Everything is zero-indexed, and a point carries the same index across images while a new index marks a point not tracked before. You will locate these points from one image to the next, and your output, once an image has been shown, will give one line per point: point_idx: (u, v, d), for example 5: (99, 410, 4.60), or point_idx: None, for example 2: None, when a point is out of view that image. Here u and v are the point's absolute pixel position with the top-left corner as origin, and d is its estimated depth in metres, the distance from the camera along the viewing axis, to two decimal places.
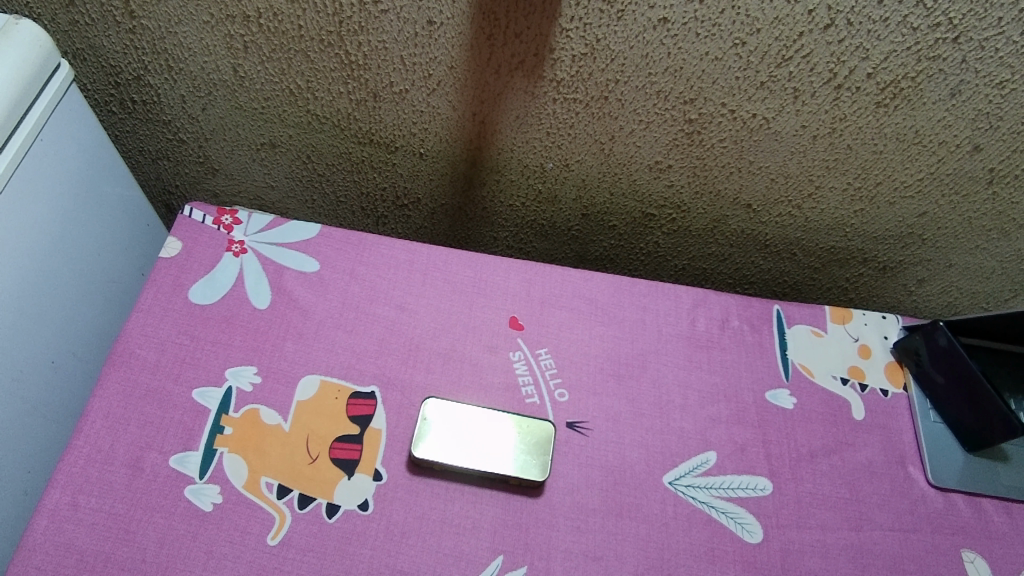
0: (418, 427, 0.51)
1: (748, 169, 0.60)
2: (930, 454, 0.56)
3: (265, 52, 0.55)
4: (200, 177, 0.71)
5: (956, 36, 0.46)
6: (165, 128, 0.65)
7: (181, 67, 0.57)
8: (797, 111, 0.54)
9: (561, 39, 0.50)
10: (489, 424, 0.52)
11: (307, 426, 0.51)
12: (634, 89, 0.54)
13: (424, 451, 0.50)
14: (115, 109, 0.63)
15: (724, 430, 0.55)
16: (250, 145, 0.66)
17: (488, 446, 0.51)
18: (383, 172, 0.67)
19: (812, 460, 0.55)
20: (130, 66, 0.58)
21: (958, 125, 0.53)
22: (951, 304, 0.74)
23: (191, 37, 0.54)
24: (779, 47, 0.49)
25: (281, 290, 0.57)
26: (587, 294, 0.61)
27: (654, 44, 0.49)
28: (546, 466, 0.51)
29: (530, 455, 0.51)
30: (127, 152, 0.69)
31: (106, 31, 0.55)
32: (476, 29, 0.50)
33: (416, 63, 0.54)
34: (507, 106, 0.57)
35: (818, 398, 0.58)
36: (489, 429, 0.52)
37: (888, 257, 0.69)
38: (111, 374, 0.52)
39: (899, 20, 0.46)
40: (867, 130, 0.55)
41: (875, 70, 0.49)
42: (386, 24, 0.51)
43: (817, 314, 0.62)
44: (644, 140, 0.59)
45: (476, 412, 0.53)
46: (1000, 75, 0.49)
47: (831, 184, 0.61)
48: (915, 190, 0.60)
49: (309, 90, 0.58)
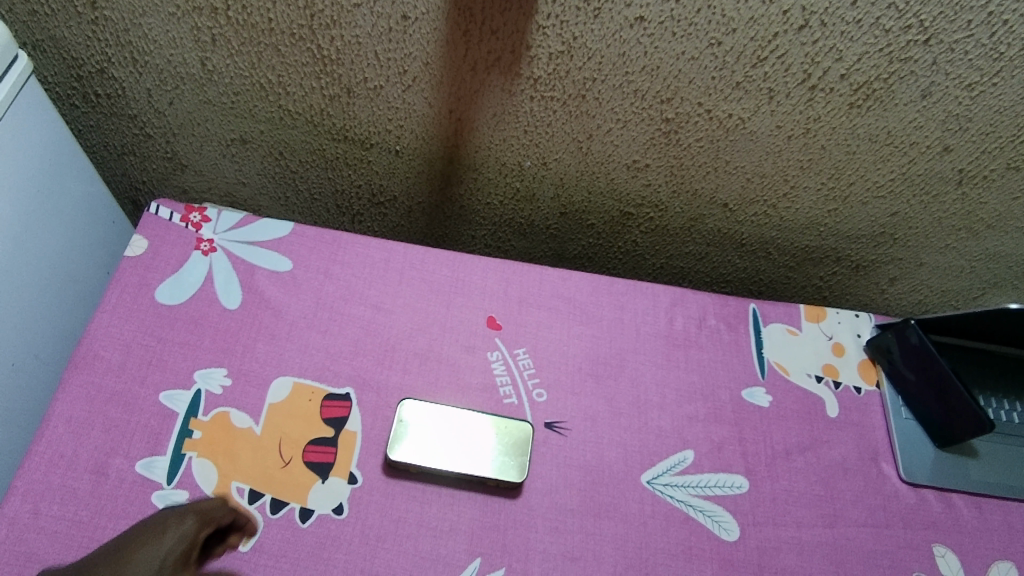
0: (395, 429, 0.50)
1: (724, 169, 0.61)
2: (902, 451, 0.57)
3: (234, 45, 0.53)
4: (168, 174, 0.69)
5: (926, 39, 0.47)
6: (131, 122, 0.63)
7: (146, 61, 0.56)
8: (772, 112, 0.54)
9: (538, 36, 0.49)
10: (467, 424, 0.52)
11: (279, 429, 0.50)
12: (611, 88, 0.53)
13: (400, 453, 0.49)
14: (78, 103, 0.61)
15: (702, 428, 0.56)
16: (220, 141, 0.64)
17: (466, 447, 0.50)
18: (358, 169, 0.66)
19: (788, 457, 0.55)
20: (93, 59, 0.56)
21: (928, 126, 0.54)
22: (921, 302, 0.76)
23: (158, 29, 0.52)
24: (754, 47, 0.49)
25: (252, 290, 0.56)
26: (565, 293, 0.60)
27: (631, 42, 0.49)
28: (523, 467, 0.50)
29: (509, 456, 0.51)
30: (92, 147, 0.66)
31: (67, 21, 0.53)
32: (451, 24, 0.49)
33: (391, 59, 0.53)
34: (484, 103, 0.56)
35: (793, 395, 0.58)
36: (467, 430, 0.51)
37: (861, 256, 0.70)
38: (73, 377, 0.50)
39: (872, 22, 0.46)
40: (841, 130, 0.55)
41: (848, 71, 0.50)
42: (359, 19, 0.50)
43: (792, 312, 0.63)
44: (621, 139, 0.59)
45: (454, 413, 0.52)
46: (969, 77, 0.50)
47: (806, 184, 0.62)
48: (887, 190, 0.61)
49: (280, 85, 0.57)
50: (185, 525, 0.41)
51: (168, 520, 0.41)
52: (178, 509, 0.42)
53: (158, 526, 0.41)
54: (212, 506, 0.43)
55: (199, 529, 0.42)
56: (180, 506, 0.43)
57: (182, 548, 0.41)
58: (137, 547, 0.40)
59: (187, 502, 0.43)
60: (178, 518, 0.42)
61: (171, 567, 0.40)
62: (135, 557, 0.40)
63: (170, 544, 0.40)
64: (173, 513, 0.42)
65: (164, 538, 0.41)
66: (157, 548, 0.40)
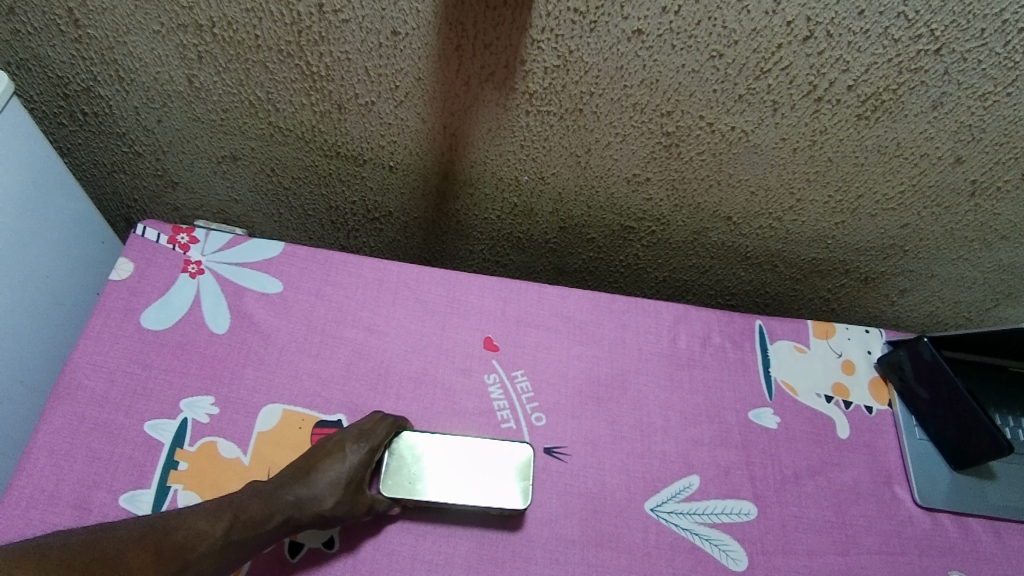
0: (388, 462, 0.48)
1: (727, 182, 0.59)
2: (916, 474, 0.55)
3: (221, 62, 0.52)
4: (159, 192, 0.68)
5: (938, 48, 0.45)
6: (120, 141, 0.61)
7: (132, 79, 0.54)
8: (776, 124, 0.52)
9: (533, 50, 0.47)
10: (468, 450, 0.49)
11: (269, 458, 0.49)
12: (609, 102, 0.51)
13: (393, 487, 0.47)
14: (65, 122, 0.60)
15: (707, 452, 0.54)
16: (210, 158, 0.62)
17: (465, 476, 0.48)
18: (351, 185, 0.64)
19: (798, 482, 0.53)
20: (78, 77, 0.55)
21: (940, 137, 0.52)
22: (933, 314, 0.74)
23: (142, 47, 0.51)
24: (757, 59, 0.47)
25: (241, 314, 0.54)
26: (564, 312, 0.59)
27: (629, 56, 0.47)
28: (526, 492, 0.48)
29: (510, 483, 0.48)
30: (80, 165, 0.65)
31: (50, 40, 0.51)
32: (443, 40, 0.48)
33: (381, 74, 0.51)
34: (478, 118, 0.54)
35: (802, 417, 0.56)
36: (465, 457, 0.49)
37: (869, 269, 0.68)
38: (56, 407, 0.49)
39: (880, 32, 0.44)
40: (848, 142, 0.53)
41: (855, 82, 0.48)
42: (348, 34, 0.48)
43: (800, 329, 0.61)
44: (621, 153, 0.57)
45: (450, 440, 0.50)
46: (982, 87, 0.47)
47: (812, 197, 0.60)
48: (897, 202, 0.59)
49: (269, 102, 0.55)
50: (361, 452, 0.47)
51: (346, 442, 0.47)
52: (352, 432, 0.48)
53: (339, 451, 0.46)
54: (379, 429, 0.48)
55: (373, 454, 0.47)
56: (353, 430, 0.48)
57: (362, 471, 0.46)
58: (324, 465, 0.46)
59: (357, 425, 0.48)
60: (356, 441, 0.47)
61: (355, 484, 0.45)
62: (325, 474, 0.45)
63: (352, 462, 0.46)
64: (351, 440, 0.47)
65: (346, 460, 0.46)
66: (342, 467, 0.46)
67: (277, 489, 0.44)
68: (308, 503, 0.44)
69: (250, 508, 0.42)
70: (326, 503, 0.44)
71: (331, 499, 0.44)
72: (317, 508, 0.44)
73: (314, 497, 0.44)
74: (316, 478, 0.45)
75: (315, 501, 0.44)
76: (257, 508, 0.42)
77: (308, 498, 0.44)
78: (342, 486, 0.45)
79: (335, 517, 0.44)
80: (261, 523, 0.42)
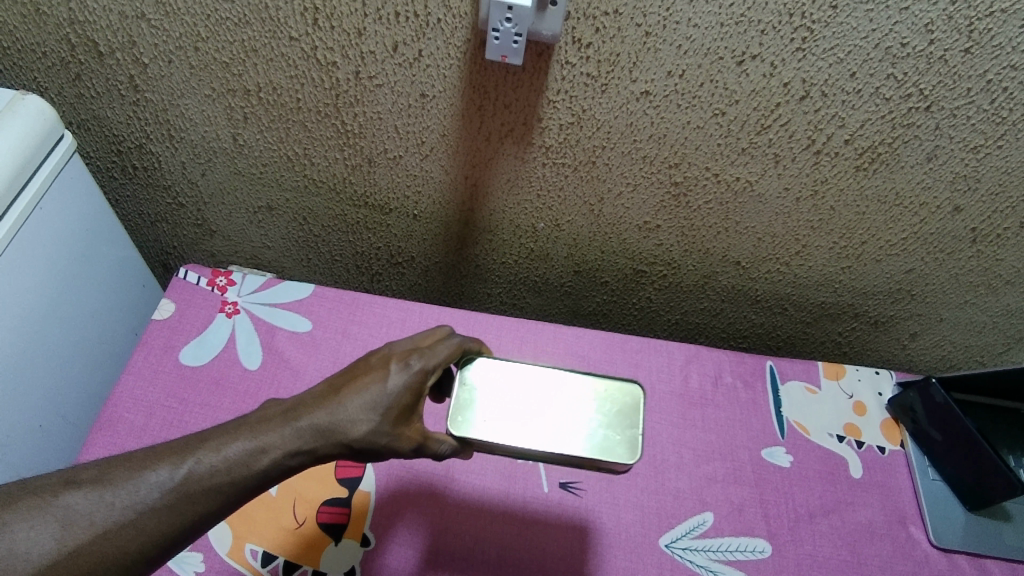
0: (466, 400, 0.43)
1: (735, 229, 0.62)
2: (931, 514, 0.56)
3: (264, 122, 0.56)
4: (198, 239, 0.72)
5: (928, 106, 0.48)
6: (165, 193, 0.66)
7: (182, 137, 0.59)
8: (778, 175, 0.55)
9: (549, 109, 0.52)
10: (563, 393, 0.44)
11: (294, 488, 0.52)
12: (620, 155, 0.55)
13: (462, 423, 0.42)
14: (117, 175, 0.65)
15: (721, 489, 0.55)
16: (248, 209, 0.67)
17: (557, 424, 0.43)
18: (377, 233, 0.68)
19: (812, 520, 0.54)
20: (132, 136, 0.60)
21: (937, 188, 0.54)
22: (945, 358, 0.75)
23: (193, 109, 0.56)
24: (758, 116, 0.50)
25: (273, 352, 0.57)
26: (579, 351, 0.61)
27: (637, 114, 0.51)
28: (633, 445, 0.42)
29: (612, 432, 0.42)
30: (127, 215, 0.70)
31: (110, 103, 0.57)
32: (466, 101, 0.52)
33: (409, 131, 0.56)
34: (498, 171, 0.58)
35: (815, 455, 0.58)
36: (559, 403, 0.44)
37: (879, 312, 0.70)
38: (98, 439, 0.52)
39: (872, 91, 0.47)
40: (848, 192, 0.56)
41: (851, 137, 0.51)
42: (380, 97, 0.53)
43: (811, 370, 0.63)
44: (632, 202, 0.60)
45: (538, 375, 0.45)
46: (974, 141, 0.50)
47: (818, 243, 0.62)
48: (900, 248, 0.61)
49: (306, 157, 0.60)
50: (409, 372, 0.40)
51: (393, 358, 0.41)
52: (404, 351, 0.42)
53: (382, 370, 0.40)
54: (436, 351, 0.42)
55: (422, 378, 0.40)
56: (404, 350, 0.42)
57: (406, 395, 0.39)
58: (361, 384, 0.39)
59: (410, 343, 0.43)
60: (404, 358, 0.41)
61: (396, 411, 0.39)
62: (360, 394, 0.39)
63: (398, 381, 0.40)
64: (398, 359, 0.41)
65: (388, 381, 0.39)
66: (383, 387, 0.39)
67: (298, 413, 0.38)
68: (335, 428, 0.38)
69: (233, 447, 0.36)
70: (358, 429, 0.38)
71: (365, 425, 0.38)
72: (346, 436, 0.38)
73: (344, 422, 0.38)
74: (348, 399, 0.39)
75: (345, 424, 0.38)
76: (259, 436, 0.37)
77: (336, 424, 0.38)
78: (382, 409, 0.39)
79: (368, 445, 0.39)
80: (252, 460, 0.36)
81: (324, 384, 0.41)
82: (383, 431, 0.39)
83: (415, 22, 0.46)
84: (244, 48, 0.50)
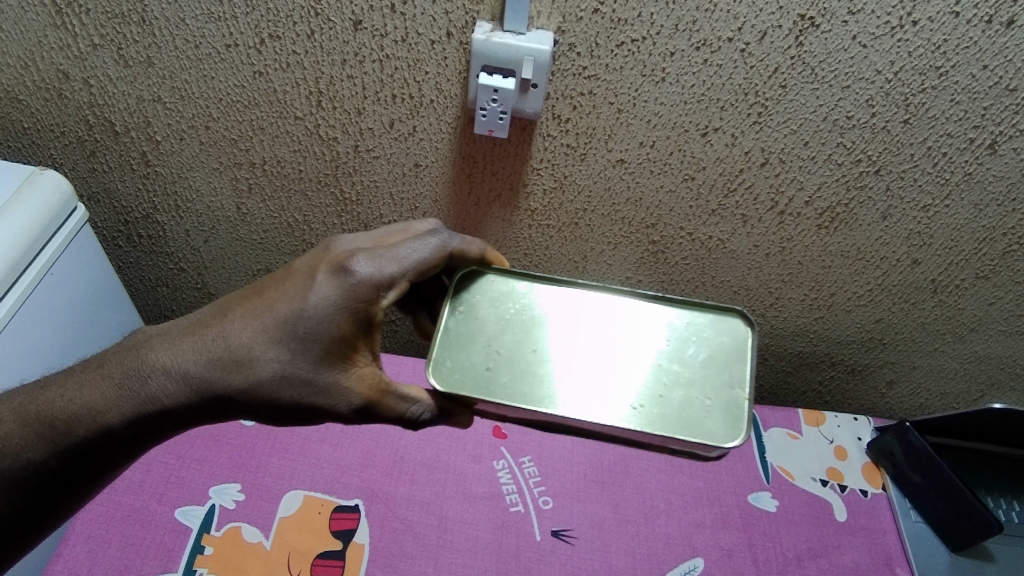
0: (458, 345, 0.45)
1: (711, 283, 0.65)
2: (917, 556, 0.58)
3: (267, 192, 0.60)
4: (196, 303, 0.75)
5: (877, 169, 0.52)
6: (167, 259, 0.69)
7: (188, 207, 0.63)
8: (747, 233, 0.59)
9: (533, 176, 0.56)
10: (637, 344, 0.46)
11: (290, 541, 0.55)
12: (600, 217, 0.59)
13: (449, 370, 0.43)
14: (122, 243, 0.68)
15: (710, 535, 0.58)
16: (247, 272, 0.70)
17: (626, 379, 0.44)
18: None
19: (800, 564, 0.57)
20: (140, 207, 0.63)
21: (894, 243, 0.59)
22: (923, 405, 0.77)
23: (201, 181, 0.60)
24: (724, 181, 0.55)
25: None
26: None
27: (614, 179, 0.55)
28: (716, 406, 0.42)
29: (691, 390, 0.43)
30: (129, 281, 0.73)
31: (121, 177, 0.60)
32: (457, 169, 0.56)
33: (403, 198, 0.59)
34: (487, 233, 0.62)
35: (798, 499, 0.60)
36: (633, 355, 0.45)
37: (854, 361, 0.73)
38: None
39: (825, 158, 0.52)
40: (813, 249, 0.60)
41: (810, 199, 0.55)
42: (376, 168, 0.57)
43: (791, 417, 0.66)
44: (614, 259, 0.64)
45: (595, 309, 0.47)
46: (922, 201, 0.55)
47: (789, 295, 0.66)
48: (868, 299, 0.65)
49: (305, 223, 0.63)
50: (333, 294, 0.40)
51: (312, 281, 0.41)
52: (333, 263, 0.42)
53: (303, 287, 0.41)
54: (372, 264, 0.41)
55: (347, 297, 0.41)
56: (334, 261, 0.42)
57: (327, 320, 0.40)
58: (277, 305, 0.41)
59: (347, 253, 0.42)
60: (333, 272, 0.41)
61: (316, 341, 0.40)
62: (273, 318, 0.41)
63: (314, 308, 0.40)
64: (325, 276, 0.41)
65: (307, 303, 0.40)
66: (299, 311, 0.40)
67: (191, 350, 0.41)
68: (240, 364, 0.41)
69: (94, 394, 0.41)
70: (269, 366, 0.41)
71: (274, 362, 0.41)
72: (253, 371, 0.41)
73: (253, 354, 0.41)
74: (260, 325, 0.41)
75: (254, 354, 0.41)
76: (139, 372, 0.41)
77: (244, 359, 0.41)
78: (293, 335, 0.40)
79: (280, 380, 0.41)
80: (102, 410, 0.41)
81: (240, 297, 0.43)
82: (296, 363, 0.41)
83: (410, 103, 0.51)
84: (251, 127, 0.54)
